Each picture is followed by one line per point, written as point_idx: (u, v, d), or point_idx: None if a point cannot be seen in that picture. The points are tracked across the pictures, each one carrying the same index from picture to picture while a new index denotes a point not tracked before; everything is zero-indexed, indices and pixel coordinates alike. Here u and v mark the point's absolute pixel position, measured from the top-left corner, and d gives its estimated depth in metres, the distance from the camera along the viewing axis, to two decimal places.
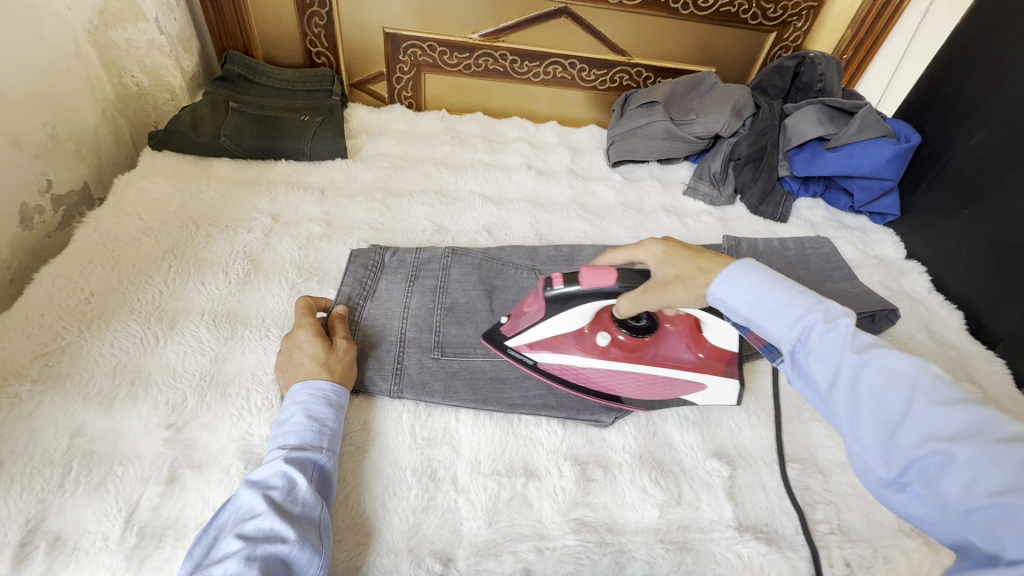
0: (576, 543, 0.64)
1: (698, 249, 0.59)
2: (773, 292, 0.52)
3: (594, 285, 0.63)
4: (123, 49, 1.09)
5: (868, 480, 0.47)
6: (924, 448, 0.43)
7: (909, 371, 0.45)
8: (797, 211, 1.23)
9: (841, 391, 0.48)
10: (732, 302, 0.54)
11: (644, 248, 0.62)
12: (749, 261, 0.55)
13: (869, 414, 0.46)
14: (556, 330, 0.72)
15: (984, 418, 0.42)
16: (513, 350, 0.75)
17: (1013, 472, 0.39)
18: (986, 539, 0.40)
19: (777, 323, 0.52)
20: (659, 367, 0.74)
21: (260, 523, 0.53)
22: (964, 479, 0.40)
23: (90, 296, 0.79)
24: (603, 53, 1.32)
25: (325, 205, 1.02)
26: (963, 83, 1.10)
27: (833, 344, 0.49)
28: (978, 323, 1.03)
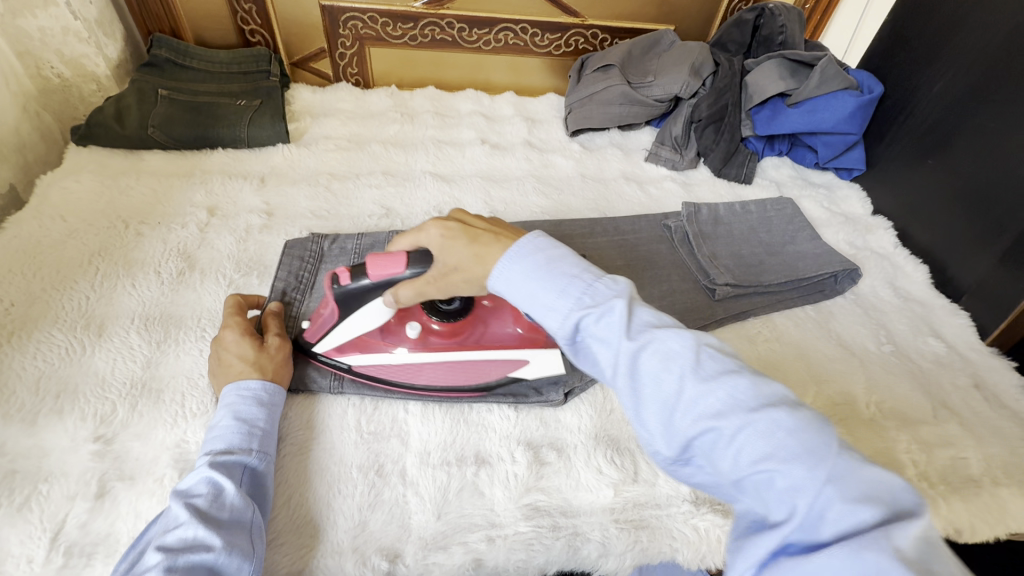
0: (529, 529, 0.62)
1: (472, 232, 0.58)
2: (550, 283, 0.51)
3: (385, 274, 0.59)
4: (36, 37, 1.01)
5: (658, 459, 0.47)
6: (697, 426, 0.43)
7: (677, 348, 0.45)
8: (763, 171, 1.20)
9: (622, 376, 0.47)
10: (512, 292, 0.54)
11: (424, 232, 0.59)
12: (531, 243, 0.55)
13: (650, 397, 0.46)
14: (359, 330, 0.69)
15: (741, 388, 0.43)
16: (324, 355, 0.72)
17: (768, 438, 0.41)
18: (757, 504, 0.41)
19: (553, 315, 0.51)
20: (482, 350, 0.72)
21: (182, 533, 0.50)
22: (733, 451, 0.42)
23: (10, 307, 0.75)
24: (556, 16, 1.26)
25: (265, 194, 0.97)
26: (926, 28, 1.05)
27: (611, 329, 0.48)
28: (942, 275, 1.01)
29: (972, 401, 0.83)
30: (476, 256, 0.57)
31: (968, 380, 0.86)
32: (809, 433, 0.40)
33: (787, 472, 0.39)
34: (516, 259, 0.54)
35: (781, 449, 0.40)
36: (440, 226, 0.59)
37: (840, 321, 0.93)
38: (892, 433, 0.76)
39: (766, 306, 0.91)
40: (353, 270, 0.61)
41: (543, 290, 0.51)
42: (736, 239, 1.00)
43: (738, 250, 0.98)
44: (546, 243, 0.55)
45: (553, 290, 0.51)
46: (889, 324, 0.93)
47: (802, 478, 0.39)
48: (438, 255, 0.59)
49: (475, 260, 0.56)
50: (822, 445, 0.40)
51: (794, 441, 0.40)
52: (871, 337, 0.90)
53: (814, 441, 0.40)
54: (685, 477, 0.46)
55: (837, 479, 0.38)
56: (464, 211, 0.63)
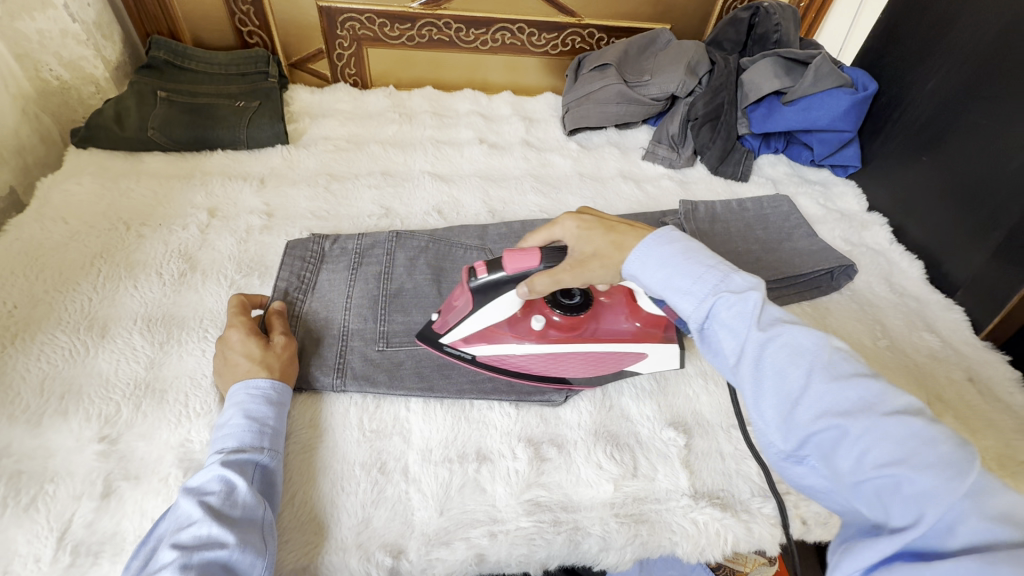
0: (531, 524, 0.63)
1: (610, 224, 0.60)
2: (682, 270, 0.52)
3: (520, 266, 0.61)
4: (34, 40, 1.01)
5: (769, 452, 0.48)
6: (820, 422, 0.43)
7: (810, 345, 0.46)
8: (759, 168, 1.21)
9: (746, 365, 0.48)
10: (645, 277, 0.55)
11: (560, 225, 0.62)
12: (666, 233, 0.55)
13: (772, 388, 0.46)
14: (489, 321, 0.69)
15: (875, 391, 0.43)
16: (449, 347, 0.72)
17: (900, 444, 0.40)
18: (876, 508, 0.41)
19: (685, 301, 0.52)
20: (600, 343, 0.72)
21: (195, 531, 0.51)
22: (858, 452, 0.42)
23: (13, 309, 0.76)
24: (552, 15, 1.26)
25: (265, 195, 0.98)
26: (917, 26, 1.07)
27: (741, 317, 0.48)
28: (938, 270, 1.02)
29: (966, 394, 0.84)
30: (614, 244, 0.58)
31: (963, 373, 0.87)
32: (947, 445, 0.40)
33: (917, 479, 0.39)
34: (650, 247, 0.55)
35: (914, 456, 0.40)
36: (577, 219, 0.61)
37: (836, 317, 0.94)
38: None
39: None
40: (490, 263, 0.63)
41: (676, 277, 0.52)
42: (733, 236, 1.01)
43: (735, 248, 0.99)
44: (680, 235, 0.55)
45: (686, 278, 0.52)
46: (884, 319, 0.94)
47: (934, 487, 0.38)
48: (573, 246, 0.60)
49: (614, 249, 0.58)
50: (961, 460, 0.39)
51: (930, 451, 0.40)
52: (866, 332, 0.91)
53: (953, 455, 0.39)
54: (794, 475, 0.47)
55: (974, 495, 0.38)
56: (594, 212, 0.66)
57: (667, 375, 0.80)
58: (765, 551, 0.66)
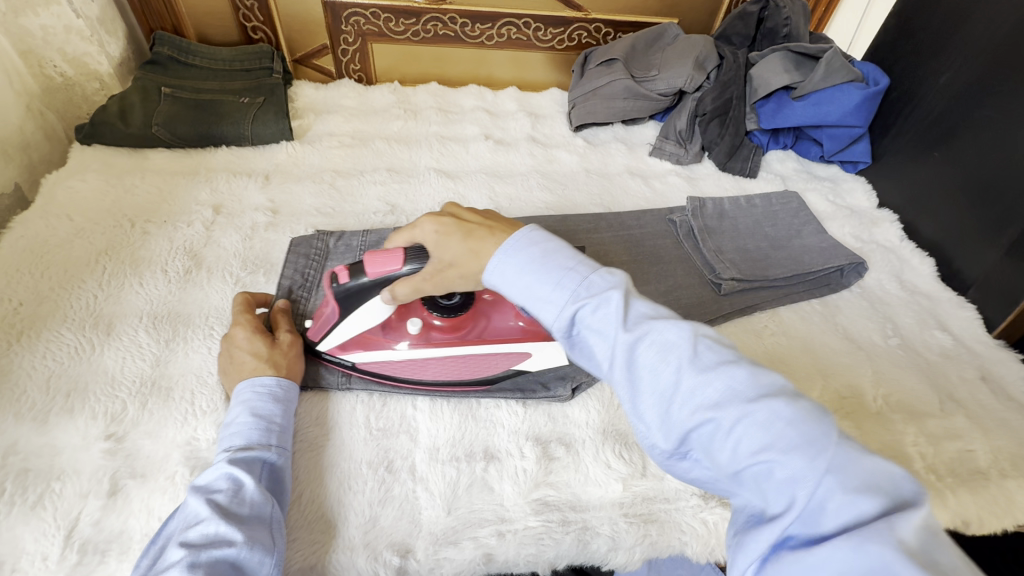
0: (539, 524, 0.63)
1: (469, 228, 0.57)
2: (540, 275, 0.51)
3: (382, 270, 0.60)
4: (39, 36, 1.00)
5: (656, 452, 0.47)
6: (694, 418, 0.43)
7: (675, 339, 0.45)
8: (767, 164, 1.19)
9: (618, 368, 0.47)
10: (507, 287, 0.54)
11: (419, 228, 0.59)
12: (527, 235, 0.54)
13: (648, 389, 0.45)
14: (361, 327, 0.69)
15: (739, 379, 0.43)
16: (328, 354, 0.72)
17: (767, 428, 0.40)
18: (756, 496, 0.40)
19: (549, 309, 0.51)
20: (485, 344, 0.72)
21: (203, 529, 0.51)
22: (731, 442, 0.41)
23: (19, 306, 0.75)
24: (558, 10, 1.25)
25: (270, 192, 0.97)
26: (931, 20, 1.05)
27: (607, 320, 0.48)
28: (949, 268, 1.01)
29: (979, 394, 0.83)
30: (473, 252, 0.56)
31: (976, 372, 0.86)
32: (809, 424, 0.39)
33: (786, 463, 0.39)
34: (510, 252, 0.54)
35: (781, 439, 0.39)
36: (435, 222, 0.59)
37: (846, 315, 0.92)
38: (899, 426, 0.76)
39: (772, 300, 0.91)
40: (351, 268, 0.62)
41: (539, 283, 0.52)
42: (742, 233, 1.00)
43: (744, 245, 0.98)
44: (541, 235, 0.54)
45: (548, 282, 0.51)
46: (896, 317, 0.93)
47: (801, 468, 0.38)
48: (435, 251, 0.58)
49: (471, 256, 0.56)
50: (821, 435, 0.39)
51: (795, 431, 0.39)
52: (877, 330, 0.90)
53: (814, 431, 0.39)
54: (683, 472, 0.46)
55: (837, 470, 0.37)
56: (457, 205, 0.63)
57: None
58: None
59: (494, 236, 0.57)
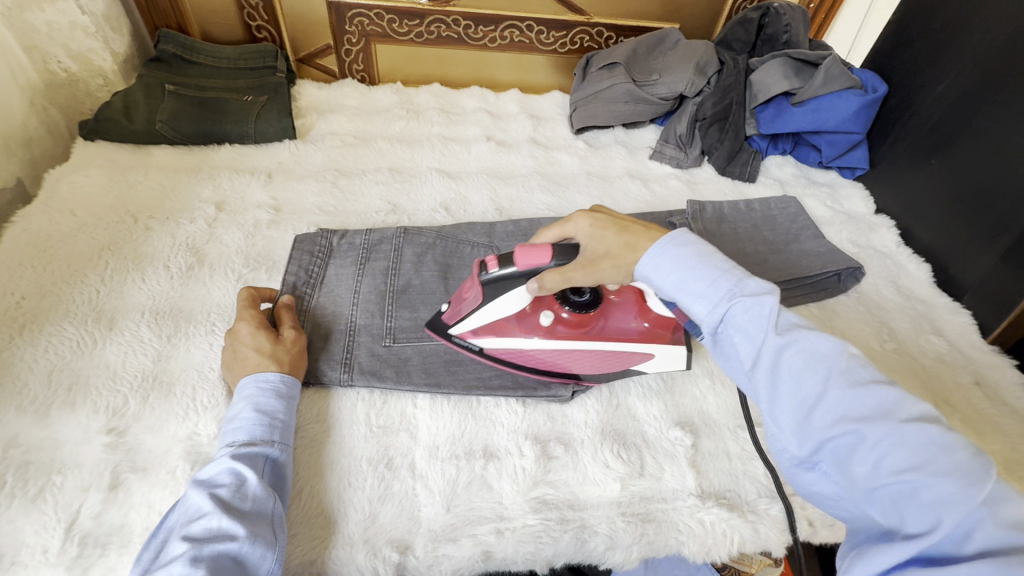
0: (537, 522, 0.63)
1: (623, 225, 0.62)
2: (696, 273, 0.54)
3: (531, 263, 0.63)
4: (43, 32, 1.01)
5: (783, 457, 0.49)
6: (837, 427, 0.44)
7: (826, 352, 0.47)
8: (766, 169, 1.20)
9: (762, 369, 0.49)
10: (658, 280, 0.57)
11: (574, 223, 0.64)
12: (679, 237, 0.57)
13: (788, 394, 0.47)
14: (498, 314, 0.70)
15: (891, 398, 0.44)
16: (457, 338, 0.73)
17: (916, 450, 0.41)
18: (889, 514, 0.42)
19: (700, 304, 0.53)
20: (606, 341, 0.73)
21: (206, 523, 0.51)
22: (874, 457, 0.42)
23: (21, 300, 0.75)
24: (561, 13, 1.26)
25: (273, 189, 0.98)
26: (929, 28, 1.06)
27: (758, 322, 0.50)
28: (945, 274, 1.02)
29: (974, 398, 0.83)
30: (628, 244, 0.60)
31: (970, 377, 0.87)
32: (964, 454, 0.40)
33: (934, 486, 0.39)
34: (666, 251, 0.57)
35: (930, 462, 0.40)
36: (591, 218, 0.64)
37: (843, 319, 0.93)
38: None
39: None
40: (500, 258, 0.65)
41: (689, 279, 0.54)
42: (741, 237, 1.01)
43: (743, 249, 0.99)
44: (696, 239, 0.57)
45: (699, 281, 0.54)
46: (891, 321, 0.94)
47: (951, 492, 0.39)
48: (585, 243, 0.62)
49: (625, 248, 0.61)
50: (977, 468, 0.39)
51: (946, 457, 0.40)
52: (873, 334, 0.91)
53: (968, 462, 0.40)
54: (810, 481, 0.47)
55: (993, 502, 0.38)
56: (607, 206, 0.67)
57: (675, 374, 0.80)
58: (771, 553, 0.65)
59: (648, 233, 0.61)
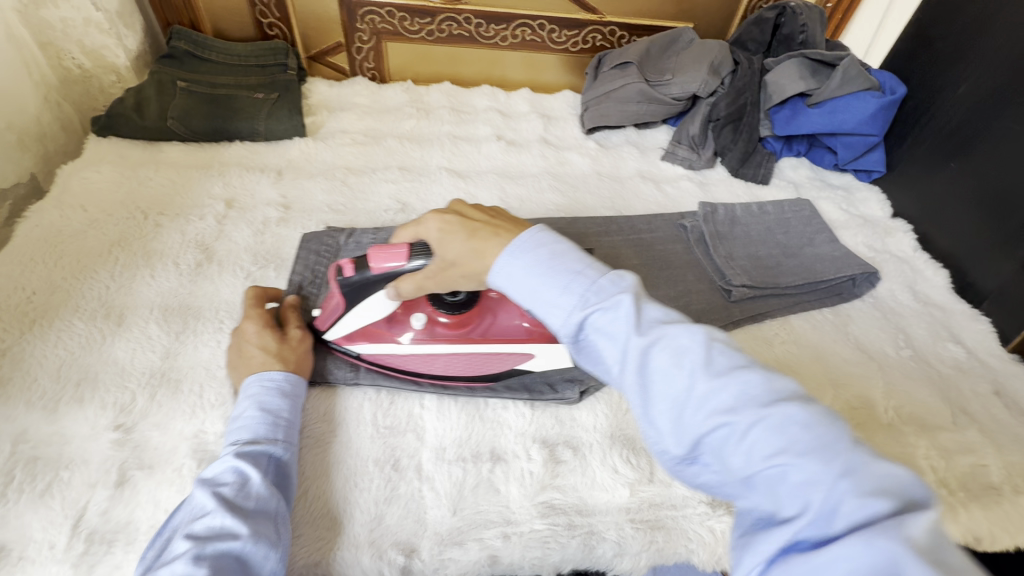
0: (544, 527, 0.62)
1: (472, 227, 0.57)
2: (551, 279, 0.50)
3: (387, 267, 0.61)
4: (58, 28, 1.01)
5: (664, 458, 0.44)
6: (709, 422, 0.40)
7: (689, 343, 0.43)
8: (780, 171, 1.18)
9: (631, 372, 0.45)
10: (513, 288, 0.52)
11: (424, 224, 0.59)
12: (534, 237, 0.53)
13: (660, 393, 0.43)
14: (368, 319, 0.70)
15: (754, 383, 0.41)
16: (334, 344, 0.73)
17: (782, 432, 0.38)
18: (767, 501, 0.38)
19: (555, 313, 0.49)
20: (488, 343, 0.73)
21: (210, 522, 0.51)
22: (744, 446, 0.39)
23: (32, 295, 0.76)
24: (574, 12, 1.25)
25: (282, 187, 0.97)
26: (952, 28, 1.04)
27: (617, 323, 0.46)
28: (963, 280, 1.00)
29: (993, 408, 0.81)
30: (475, 251, 0.55)
31: (990, 386, 0.85)
32: (822, 428, 0.38)
33: (802, 467, 0.37)
34: (521, 253, 0.52)
35: (795, 442, 0.38)
36: (440, 218, 0.59)
37: (858, 325, 0.91)
38: (910, 439, 0.75)
39: (784, 308, 0.91)
40: (357, 262, 0.62)
41: (542, 287, 0.50)
42: (754, 240, 0.99)
43: (756, 252, 0.97)
44: (550, 237, 0.53)
45: (554, 286, 0.50)
46: (908, 328, 0.92)
47: (817, 471, 0.36)
48: (437, 249, 0.58)
49: (474, 254, 0.55)
50: (835, 439, 0.37)
51: (808, 435, 0.38)
52: (890, 341, 0.89)
53: (827, 435, 0.38)
54: (692, 479, 0.43)
55: (852, 473, 0.36)
56: (464, 202, 0.62)
57: None
58: None
59: (497, 237, 0.55)
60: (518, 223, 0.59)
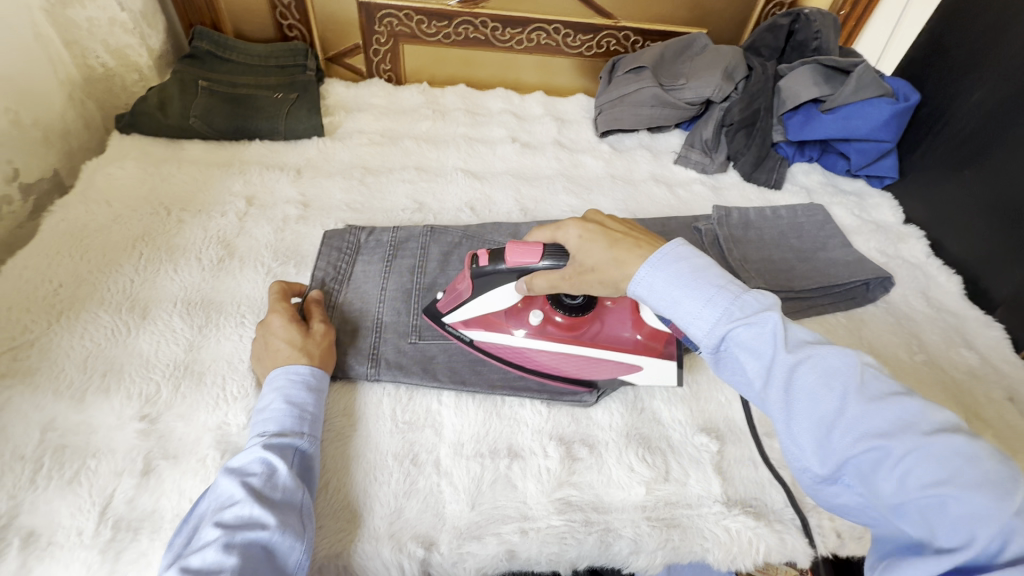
0: (562, 523, 0.63)
1: (613, 237, 0.58)
2: (694, 292, 0.52)
3: (520, 262, 0.62)
4: (84, 27, 1.03)
5: (803, 476, 0.47)
6: (862, 445, 0.43)
7: (841, 367, 0.46)
8: (793, 176, 1.19)
9: (775, 388, 0.47)
10: (655, 300, 0.54)
11: (563, 229, 0.61)
12: (675, 250, 0.55)
13: (805, 411, 0.46)
14: (487, 308, 0.71)
15: (913, 411, 0.43)
16: (451, 326, 0.75)
17: (944, 463, 0.40)
18: (920, 529, 0.40)
19: (698, 325, 0.51)
20: (597, 348, 0.71)
21: (238, 511, 0.52)
22: (899, 474, 0.41)
23: (59, 287, 0.77)
24: (589, 17, 1.26)
25: (301, 185, 0.99)
26: (966, 37, 1.04)
27: (764, 339, 0.48)
28: (976, 286, 1.00)
29: (1007, 414, 0.81)
30: (615, 260, 0.57)
31: (1003, 393, 0.85)
32: (990, 463, 0.39)
33: (965, 500, 0.38)
34: (667, 263, 0.54)
35: (960, 475, 0.39)
36: (582, 226, 0.60)
37: (871, 329, 0.92)
38: None
39: (798, 311, 0.91)
40: (492, 254, 0.65)
41: (687, 299, 0.52)
42: (767, 244, 1.00)
43: (769, 256, 0.98)
44: (692, 251, 0.55)
45: (697, 298, 0.52)
46: (921, 333, 0.92)
47: (983, 506, 0.37)
48: (574, 254, 0.60)
49: (613, 264, 0.57)
50: (1005, 476, 0.38)
51: (973, 469, 0.39)
52: (903, 346, 0.90)
53: (996, 471, 0.39)
54: (831, 498, 0.46)
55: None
56: (600, 211, 0.63)
57: (701, 380, 0.78)
58: (796, 563, 0.65)
59: (638, 249, 0.57)
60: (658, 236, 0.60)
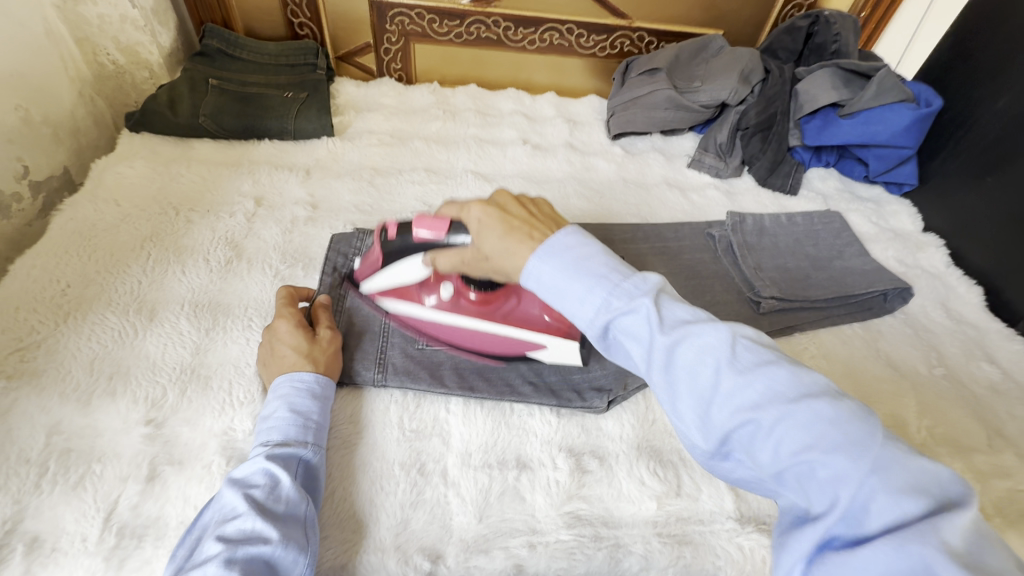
0: (571, 538, 0.62)
1: (509, 224, 0.56)
2: (576, 279, 0.49)
3: (428, 235, 0.64)
4: (95, 24, 1.03)
5: (694, 454, 0.45)
6: (735, 420, 0.41)
7: (715, 341, 0.44)
8: (808, 181, 1.16)
9: (656, 371, 0.45)
10: (543, 288, 0.52)
11: (467, 213, 0.60)
12: (563, 238, 0.52)
13: (685, 391, 0.44)
14: (401, 281, 0.73)
15: (781, 378, 0.41)
16: (370, 295, 0.78)
17: (811, 428, 0.38)
18: (799, 497, 0.39)
19: (582, 312, 0.49)
20: (506, 325, 0.74)
21: (240, 524, 0.51)
22: (773, 443, 0.40)
23: (66, 288, 0.77)
24: (603, 17, 1.24)
25: (310, 186, 0.98)
26: (991, 41, 1.02)
27: (641, 324, 0.46)
28: (998, 298, 0.97)
29: None
30: (507, 249, 0.55)
31: None
32: (852, 423, 0.38)
33: (831, 463, 0.37)
34: (552, 251, 0.52)
35: (825, 440, 0.38)
36: (483, 208, 0.59)
37: (888, 341, 0.90)
38: (944, 460, 0.73)
39: (814, 321, 0.89)
40: (401, 226, 0.67)
41: (570, 284, 0.50)
42: (782, 251, 0.98)
43: (784, 263, 0.96)
44: (575, 238, 0.52)
45: (579, 284, 0.49)
46: (941, 346, 0.90)
47: (845, 468, 0.37)
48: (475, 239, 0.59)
49: (505, 253, 0.55)
50: (866, 434, 0.38)
51: (838, 431, 0.38)
52: (922, 358, 0.87)
53: (859, 431, 0.38)
54: (723, 472, 0.44)
55: (884, 469, 0.36)
56: (509, 193, 0.60)
57: None
58: None
59: (532, 237, 0.54)
60: (558, 222, 0.57)
